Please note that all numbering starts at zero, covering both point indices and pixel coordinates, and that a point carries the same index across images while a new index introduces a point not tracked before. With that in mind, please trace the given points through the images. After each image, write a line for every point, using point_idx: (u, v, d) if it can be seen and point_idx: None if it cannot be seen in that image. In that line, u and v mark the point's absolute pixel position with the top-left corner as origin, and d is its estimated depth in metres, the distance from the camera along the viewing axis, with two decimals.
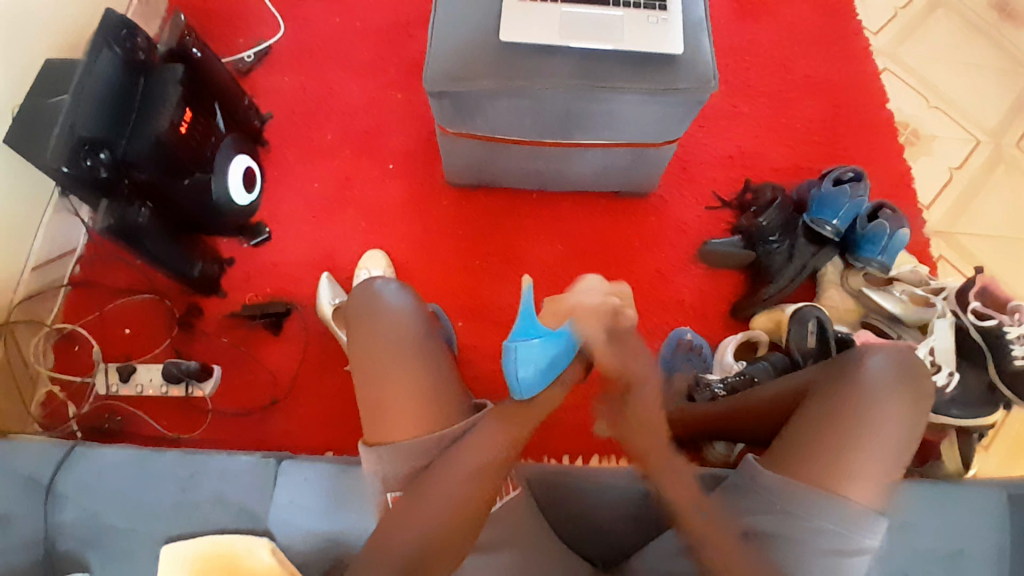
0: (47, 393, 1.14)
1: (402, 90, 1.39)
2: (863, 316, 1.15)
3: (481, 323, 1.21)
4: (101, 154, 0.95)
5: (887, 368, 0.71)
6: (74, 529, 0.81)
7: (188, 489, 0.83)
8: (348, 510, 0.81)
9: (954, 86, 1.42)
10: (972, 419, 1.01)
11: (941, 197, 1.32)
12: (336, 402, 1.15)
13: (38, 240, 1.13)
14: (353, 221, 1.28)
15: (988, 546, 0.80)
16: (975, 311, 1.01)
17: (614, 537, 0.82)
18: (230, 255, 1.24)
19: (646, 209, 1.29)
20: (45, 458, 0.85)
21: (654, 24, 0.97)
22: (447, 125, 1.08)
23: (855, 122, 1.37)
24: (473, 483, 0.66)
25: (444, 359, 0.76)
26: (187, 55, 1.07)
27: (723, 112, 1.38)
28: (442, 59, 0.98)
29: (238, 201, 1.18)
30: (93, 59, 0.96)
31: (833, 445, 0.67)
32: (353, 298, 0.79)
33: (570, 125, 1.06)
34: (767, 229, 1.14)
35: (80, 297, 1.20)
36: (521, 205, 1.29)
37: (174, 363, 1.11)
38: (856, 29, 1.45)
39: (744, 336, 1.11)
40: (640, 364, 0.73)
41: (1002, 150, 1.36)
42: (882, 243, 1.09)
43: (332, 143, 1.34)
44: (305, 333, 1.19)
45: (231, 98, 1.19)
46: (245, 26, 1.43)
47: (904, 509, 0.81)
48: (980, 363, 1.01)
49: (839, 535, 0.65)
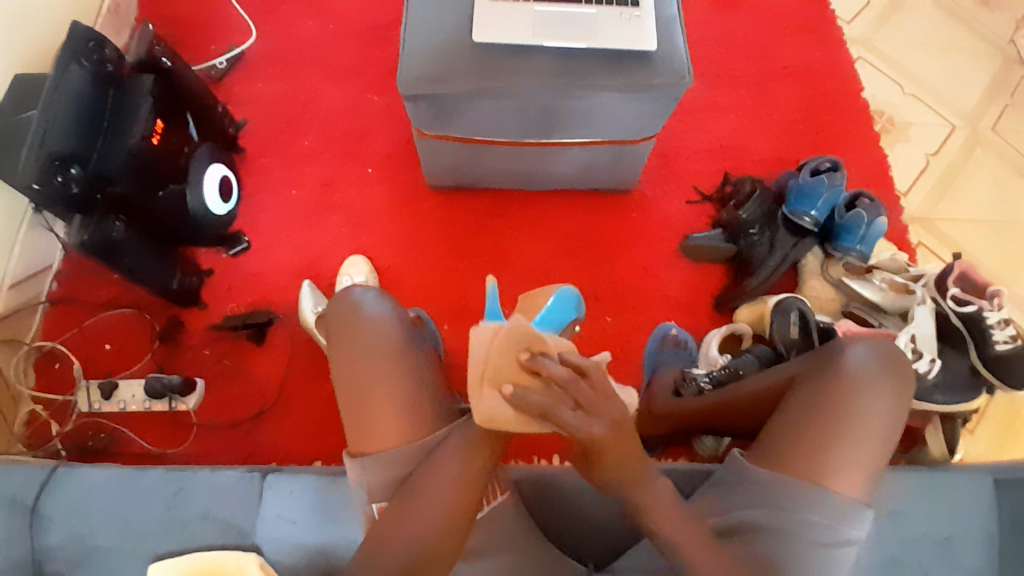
0: (29, 413, 1.12)
1: (379, 93, 1.38)
2: (844, 306, 1.15)
3: (467, 325, 1.21)
4: (72, 170, 0.93)
5: (869, 358, 0.72)
6: (62, 552, 0.79)
7: (175, 506, 0.82)
8: (338, 522, 0.81)
9: (929, 72, 1.43)
10: (957, 405, 1.02)
11: (920, 184, 1.33)
12: (323, 410, 1.14)
13: (14, 258, 1.12)
14: (334, 226, 1.27)
15: (976, 531, 0.81)
16: (954, 296, 1.02)
17: (604, 535, 0.83)
18: (210, 265, 1.23)
19: (628, 205, 1.29)
20: (28, 480, 0.83)
21: (628, 21, 0.97)
22: (424, 127, 1.07)
23: (832, 111, 1.38)
24: (460, 490, 0.66)
25: (425, 365, 0.76)
26: (157, 66, 1.07)
27: (701, 105, 1.38)
28: (416, 61, 0.97)
29: (216, 210, 1.16)
30: (59, 74, 0.94)
31: (817, 437, 0.68)
32: (334, 305, 0.78)
33: (549, 122, 1.06)
34: (747, 221, 1.16)
35: (59, 314, 1.19)
36: (502, 205, 1.29)
37: (156, 379, 1.10)
38: (830, 18, 1.46)
39: (728, 330, 1.12)
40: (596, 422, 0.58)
41: (978, 134, 1.38)
42: (860, 232, 1.10)
43: (310, 149, 1.33)
44: (290, 342, 1.18)
45: (204, 107, 1.18)
46: (217, 33, 1.41)
47: (890, 497, 0.82)
48: (963, 347, 1.03)
49: (825, 526, 0.66)
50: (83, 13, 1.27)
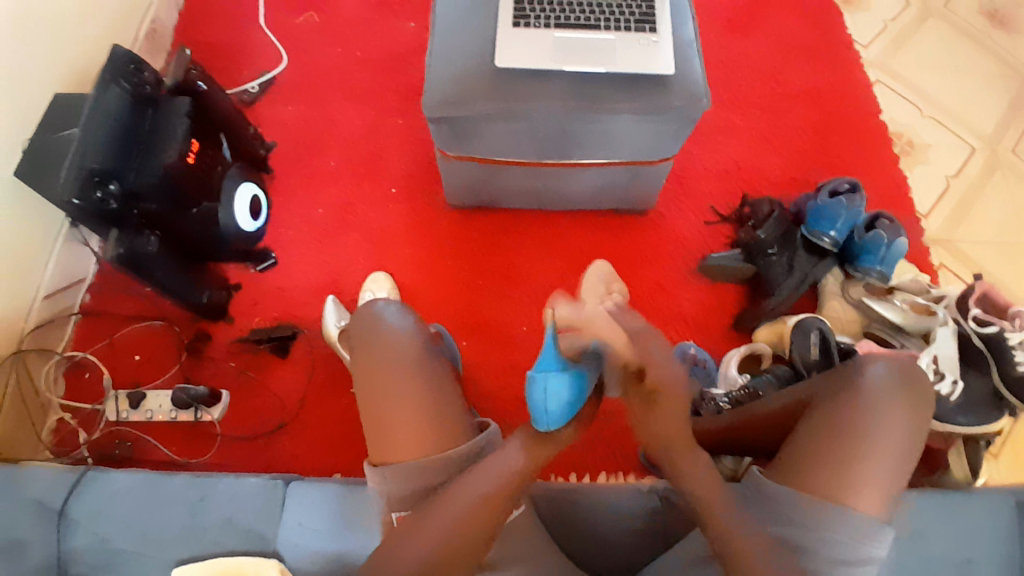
0: (58, 421, 1.15)
1: (403, 115, 1.42)
2: (866, 327, 1.14)
3: (485, 341, 1.22)
4: (110, 186, 0.97)
5: (887, 375, 0.72)
6: (86, 555, 0.81)
7: (198, 511, 0.84)
8: (356, 530, 0.82)
9: (947, 95, 1.43)
10: (979, 427, 1.00)
11: (939, 206, 1.33)
12: (342, 423, 1.16)
13: (49, 270, 1.15)
14: (357, 244, 1.30)
15: (998, 554, 0.80)
16: (975, 317, 1.02)
17: (621, 551, 0.83)
18: (236, 280, 1.26)
19: (645, 225, 1.30)
20: (55, 484, 0.85)
21: (645, 46, 1.00)
22: (446, 148, 1.10)
23: (849, 133, 1.39)
24: (487, 500, 0.67)
25: (445, 377, 0.77)
26: (192, 88, 1.10)
27: (719, 128, 1.40)
28: (439, 84, 1.00)
29: (245, 227, 1.20)
30: (99, 94, 1.00)
31: (836, 454, 0.68)
32: (357, 318, 0.82)
33: (567, 145, 1.08)
34: (766, 241, 1.15)
35: (90, 325, 1.22)
36: (521, 224, 1.31)
37: (184, 390, 1.12)
38: (846, 42, 1.47)
39: (746, 350, 1.11)
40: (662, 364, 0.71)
41: (998, 155, 1.37)
42: (880, 252, 1.10)
43: (334, 168, 1.37)
44: (311, 355, 1.21)
45: (236, 128, 1.22)
46: (248, 58, 1.47)
47: (910, 517, 0.81)
48: (984, 368, 1.02)
49: (845, 544, 0.65)
50: (123, 38, 1.33)
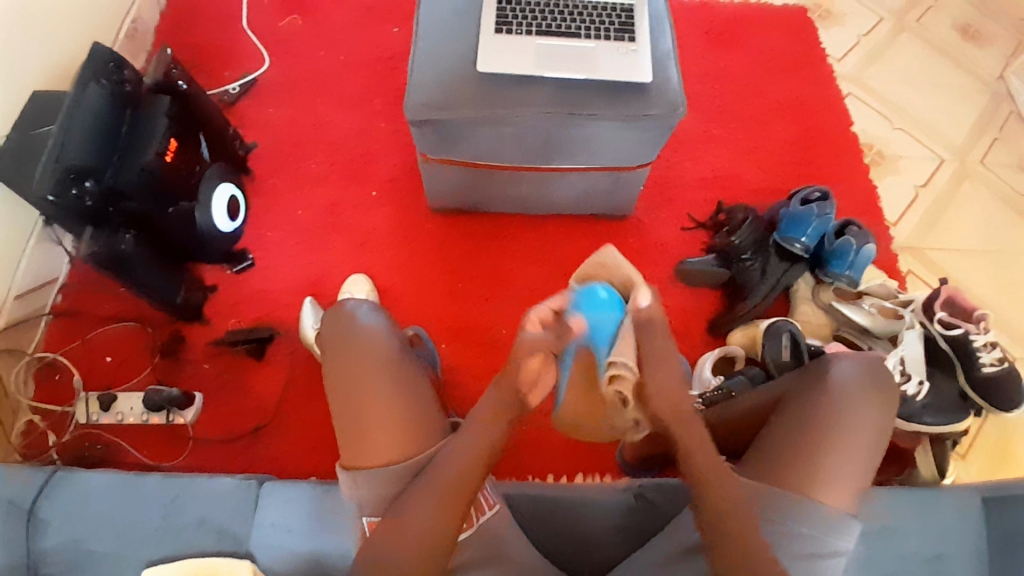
0: (28, 423, 1.13)
1: (385, 120, 1.42)
2: (836, 330, 1.17)
3: (465, 344, 1.22)
4: (86, 183, 0.96)
5: (854, 373, 0.74)
6: (58, 555, 0.80)
7: (171, 512, 0.83)
8: (332, 532, 0.81)
9: (918, 108, 1.48)
10: (946, 426, 1.03)
11: (909, 214, 1.36)
12: (319, 424, 1.15)
13: (22, 269, 1.13)
14: (337, 247, 1.30)
15: (966, 548, 0.82)
16: (942, 320, 1.06)
17: (595, 554, 0.83)
18: (214, 281, 1.25)
19: (625, 230, 1.32)
20: (25, 484, 0.83)
21: (624, 55, 1.02)
22: (429, 152, 1.11)
23: (822, 142, 1.42)
24: (450, 491, 0.67)
25: (417, 377, 0.78)
26: (172, 87, 1.10)
27: (697, 136, 1.42)
28: (423, 88, 1.01)
29: (223, 228, 1.19)
30: (79, 93, 0.99)
31: (807, 450, 0.69)
32: (329, 320, 0.81)
33: (549, 149, 1.09)
34: (739, 247, 1.20)
35: (63, 325, 1.20)
36: (501, 228, 1.32)
37: (156, 393, 1.10)
38: (821, 55, 1.52)
39: (721, 351, 1.13)
40: (660, 367, 0.74)
41: (967, 166, 1.42)
42: (849, 258, 1.12)
43: (315, 171, 1.36)
44: (289, 358, 1.20)
45: (217, 128, 1.21)
46: (229, 59, 1.47)
47: (881, 513, 0.83)
48: (950, 370, 1.06)
49: (815, 539, 0.67)
50: (103, 37, 1.32)
